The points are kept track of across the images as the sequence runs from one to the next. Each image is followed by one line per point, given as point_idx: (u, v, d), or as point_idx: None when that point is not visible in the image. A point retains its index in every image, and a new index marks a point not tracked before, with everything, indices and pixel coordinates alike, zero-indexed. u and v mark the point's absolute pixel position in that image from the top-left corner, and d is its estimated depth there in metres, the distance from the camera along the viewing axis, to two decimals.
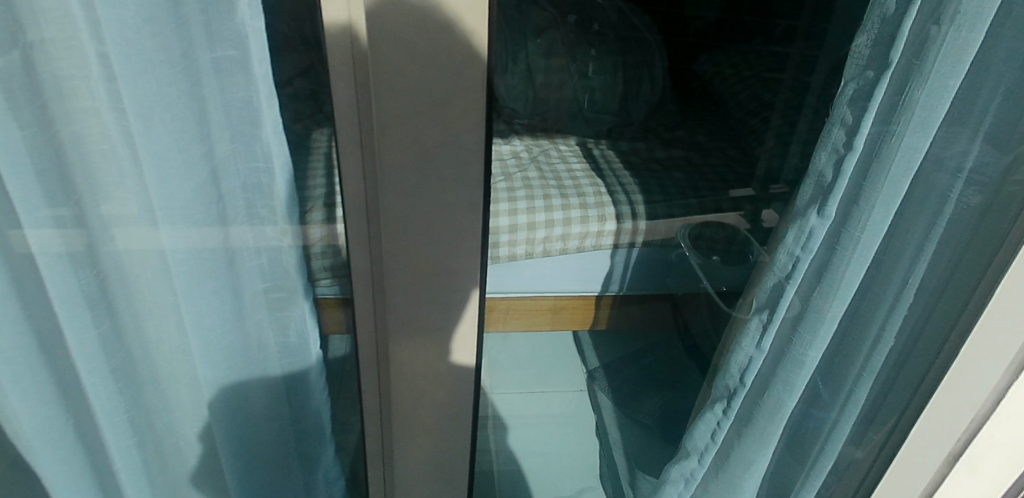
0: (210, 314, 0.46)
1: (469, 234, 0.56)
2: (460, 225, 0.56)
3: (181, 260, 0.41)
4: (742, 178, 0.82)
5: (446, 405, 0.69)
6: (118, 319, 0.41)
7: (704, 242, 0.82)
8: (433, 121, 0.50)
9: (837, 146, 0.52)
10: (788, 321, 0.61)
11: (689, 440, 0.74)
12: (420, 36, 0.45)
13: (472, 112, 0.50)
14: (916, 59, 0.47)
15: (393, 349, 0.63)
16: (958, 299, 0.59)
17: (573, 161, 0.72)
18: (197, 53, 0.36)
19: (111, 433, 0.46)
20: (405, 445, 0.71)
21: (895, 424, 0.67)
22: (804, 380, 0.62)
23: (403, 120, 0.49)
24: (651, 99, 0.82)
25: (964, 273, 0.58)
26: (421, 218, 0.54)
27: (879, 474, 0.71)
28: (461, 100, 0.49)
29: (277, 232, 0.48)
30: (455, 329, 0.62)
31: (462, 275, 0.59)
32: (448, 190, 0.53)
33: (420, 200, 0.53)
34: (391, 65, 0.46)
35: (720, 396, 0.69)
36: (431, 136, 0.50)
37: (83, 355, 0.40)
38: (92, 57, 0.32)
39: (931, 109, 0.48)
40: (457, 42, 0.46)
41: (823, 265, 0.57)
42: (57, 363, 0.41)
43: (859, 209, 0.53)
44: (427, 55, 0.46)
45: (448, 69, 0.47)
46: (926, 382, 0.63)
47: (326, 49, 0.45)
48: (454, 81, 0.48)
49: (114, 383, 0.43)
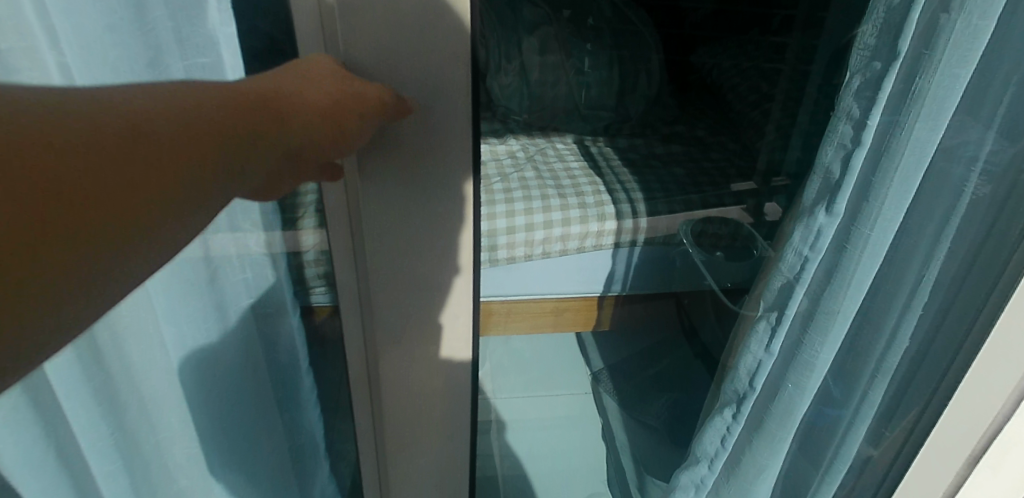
0: (193, 332, 0.44)
1: (464, 253, 0.51)
2: (451, 245, 0.50)
3: (161, 277, 0.41)
4: (743, 172, 0.79)
5: (440, 428, 0.63)
6: (96, 337, 0.38)
7: (707, 239, 0.79)
8: (417, 135, 0.44)
9: (845, 141, 0.50)
10: (799, 322, 0.59)
11: (699, 445, 0.72)
12: (398, 38, 0.40)
13: (458, 123, 0.45)
14: (926, 48, 0.45)
15: (384, 366, 0.57)
16: (977, 293, 0.57)
17: (571, 159, 0.69)
18: (167, 60, 0.35)
19: (97, 463, 0.43)
20: (401, 467, 0.65)
21: (915, 422, 0.65)
22: (817, 383, 0.60)
23: (384, 136, 0.44)
24: (649, 93, 0.79)
25: (983, 265, 0.56)
26: (408, 235, 0.49)
27: (900, 473, 0.69)
28: (446, 105, 0.44)
29: (261, 245, 0.48)
30: (450, 345, 0.57)
31: (455, 292, 0.53)
32: (438, 207, 0.48)
33: (404, 215, 0.48)
34: (369, 76, 0.41)
35: (729, 400, 0.67)
36: (415, 148, 0.45)
37: (61, 381, 0.37)
38: (53, 68, 0.29)
39: (942, 97, 0.46)
40: (444, 38, 0.40)
41: (833, 266, 0.55)
42: (39, 399, 0.37)
43: (870, 206, 0.51)
44: (405, 60, 0.41)
45: (432, 73, 0.42)
46: (947, 378, 0.61)
47: (298, 43, 0.40)
48: (441, 86, 0.43)
49: (98, 410, 0.40)
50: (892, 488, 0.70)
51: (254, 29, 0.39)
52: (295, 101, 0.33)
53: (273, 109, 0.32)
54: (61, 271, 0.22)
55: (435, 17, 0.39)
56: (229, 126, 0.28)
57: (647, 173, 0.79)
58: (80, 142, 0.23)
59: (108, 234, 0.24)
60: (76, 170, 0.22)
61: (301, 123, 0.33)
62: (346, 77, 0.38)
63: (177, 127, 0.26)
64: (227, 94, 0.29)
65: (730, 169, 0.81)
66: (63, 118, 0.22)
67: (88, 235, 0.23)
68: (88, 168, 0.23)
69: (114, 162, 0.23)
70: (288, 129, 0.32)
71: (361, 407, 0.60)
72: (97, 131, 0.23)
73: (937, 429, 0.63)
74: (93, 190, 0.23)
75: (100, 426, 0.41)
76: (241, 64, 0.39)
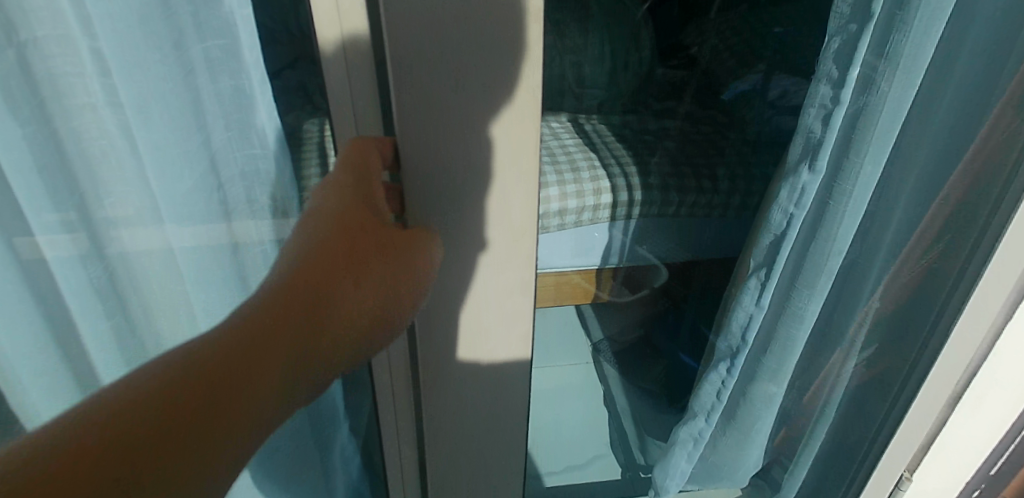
0: (218, 303, 0.51)
1: (510, 252, 0.51)
2: (480, 230, 0.49)
3: (186, 251, 0.47)
4: (700, 141, 0.77)
5: (485, 417, 0.62)
6: (121, 289, 0.46)
7: (653, 216, 0.78)
8: (456, 128, 0.43)
9: (826, 102, 0.52)
10: (786, 276, 0.63)
11: (695, 401, 0.74)
12: (459, 25, 0.39)
13: (511, 122, 0.44)
14: (899, 9, 0.48)
15: (422, 350, 0.55)
16: (970, 234, 0.62)
17: (568, 141, 0.65)
18: (187, 43, 0.40)
19: None
20: (446, 462, 0.65)
21: (913, 366, 0.70)
22: (803, 334, 0.65)
23: (426, 126, 0.43)
24: (641, 70, 0.69)
25: (972, 212, 0.61)
26: (441, 211, 0.47)
27: (898, 419, 0.73)
28: (490, 94, 0.42)
29: (281, 229, 0.50)
30: (481, 329, 0.55)
31: (481, 275, 0.51)
32: (475, 195, 0.47)
33: (440, 197, 0.46)
34: (413, 58, 0.40)
35: (722, 356, 0.70)
36: (454, 134, 0.43)
37: (89, 331, 0.47)
38: (86, 52, 0.36)
39: (912, 62, 0.49)
40: (500, 23, 0.39)
41: (818, 220, 0.58)
42: (67, 341, 0.46)
43: (851, 162, 0.54)
44: (459, 47, 0.40)
45: (490, 74, 0.41)
46: (942, 322, 0.66)
47: (319, 38, 0.41)
48: (482, 74, 0.41)
49: (120, 357, 0.49)
50: (889, 437, 0.75)
51: (263, 27, 0.42)
52: (356, 288, 0.40)
53: (338, 301, 0.39)
54: (176, 469, 0.31)
55: (504, 15, 0.39)
56: (295, 328, 0.37)
57: (659, 156, 0.75)
58: (190, 369, 0.33)
59: (215, 426, 0.33)
60: (177, 387, 0.32)
61: (356, 309, 0.40)
62: (400, 245, 0.42)
63: (255, 338, 0.35)
64: (295, 298, 0.38)
65: (703, 142, 0.77)
66: (177, 363, 0.33)
67: (192, 439, 0.32)
68: (188, 386, 0.32)
69: (215, 377, 0.33)
70: (348, 313, 0.40)
71: (384, 398, 0.61)
72: (198, 363, 0.33)
73: (930, 377, 0.68)
74: (199, 402, 0.32)
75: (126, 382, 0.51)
76: (256, 44, 0.42)
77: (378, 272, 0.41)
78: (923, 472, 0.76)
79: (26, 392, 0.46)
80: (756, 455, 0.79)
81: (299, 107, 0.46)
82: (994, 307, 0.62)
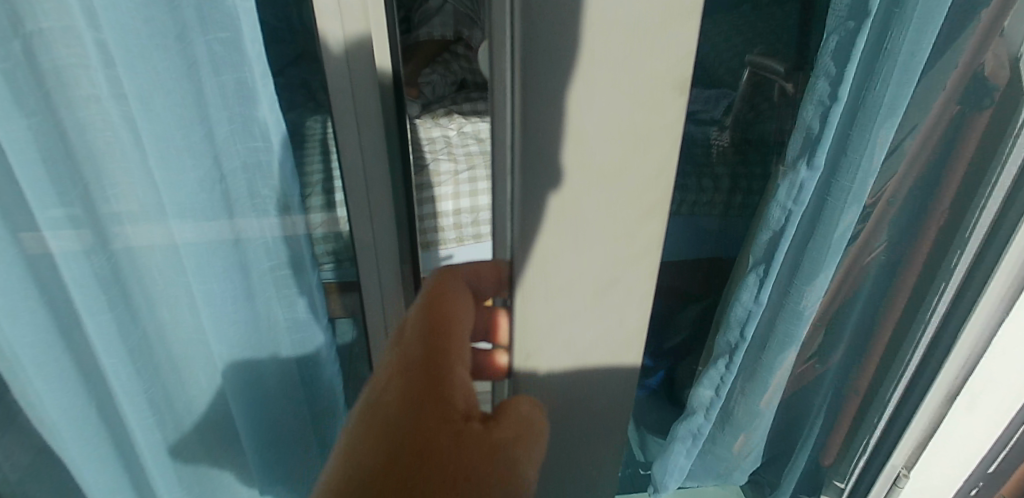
0: (217, 293, 0.51)
1: (623, 291, 0.47)
2: (589, 265, 0.45)
3: (189, 241, 0.47)
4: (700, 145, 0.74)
5: (586, 414, 0.55)
6: (128, 284, 0.46)
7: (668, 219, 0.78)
8: (562, 141, 0.39)
9: (824, 98, 0.52)
10: (784, 273, 0.64)
11: (693, 397, 0.74)
12: (538, 24, 0.36)
13: (616, 129, 0.39)
14: (897, 6, 0.48)
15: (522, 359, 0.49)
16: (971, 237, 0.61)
17: None
18: (191, 35, 0.41)
19: (124, 393, 0.50)
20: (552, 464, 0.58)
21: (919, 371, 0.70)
22: (803, 330, 0.65)
23: (543, 140, 0.39)
24: None
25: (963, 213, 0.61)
26: (562, 241, 0.43)
27: (905, 422, 0.73)
28: (620, 122, 0.39)
29: (285, 224, 0.53)
30: (593, 348, 0.50)
31: (596, 312, 0.47)
32: (579, 222, 0.43)
33: (555, 226, 0.43)
34: (546, 69, 0.37)
35: (722, 352, 0.69)
36: (578, 159, 0.40)
37: (97, 328, 0.46)
38: (90, 43, 0.37)
39: (911, 57, 0.49)
40: (632, 39, 0.36)
41: (817, 211, 0.59)
42: (74, 335, 0.46)
43: (849, 158, 0.55)
44: (588, 53, 0.36)
45: (588, 72, 0.37)
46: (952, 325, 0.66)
47: (321, 37, 0.48)
48: (612, 97, 0.38)
49: (128, 361, 0.49)
50: (895, 437, 0.75)
51: (270, 26, 0.47)
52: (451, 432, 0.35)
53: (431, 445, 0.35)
54: None
55: (632, 23, 0.36)
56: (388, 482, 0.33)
57: None
58: None
59: None
60: None
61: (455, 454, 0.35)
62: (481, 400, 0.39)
63: None
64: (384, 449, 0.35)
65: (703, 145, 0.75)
66: None
67: None
68: None
69: None
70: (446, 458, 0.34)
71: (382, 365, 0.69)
72: None
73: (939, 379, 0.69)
74: None
75: (134, 380, 0.50)
76: (258, 38, 0.43)
77: (467, 420, 0.37)
78: (924, 469, 0.77)
79: (33, 388, 0.46)
80: (757, 451, 0.79)
81: (303, 105, 0.52)
82: (990, 301, 0.64)
